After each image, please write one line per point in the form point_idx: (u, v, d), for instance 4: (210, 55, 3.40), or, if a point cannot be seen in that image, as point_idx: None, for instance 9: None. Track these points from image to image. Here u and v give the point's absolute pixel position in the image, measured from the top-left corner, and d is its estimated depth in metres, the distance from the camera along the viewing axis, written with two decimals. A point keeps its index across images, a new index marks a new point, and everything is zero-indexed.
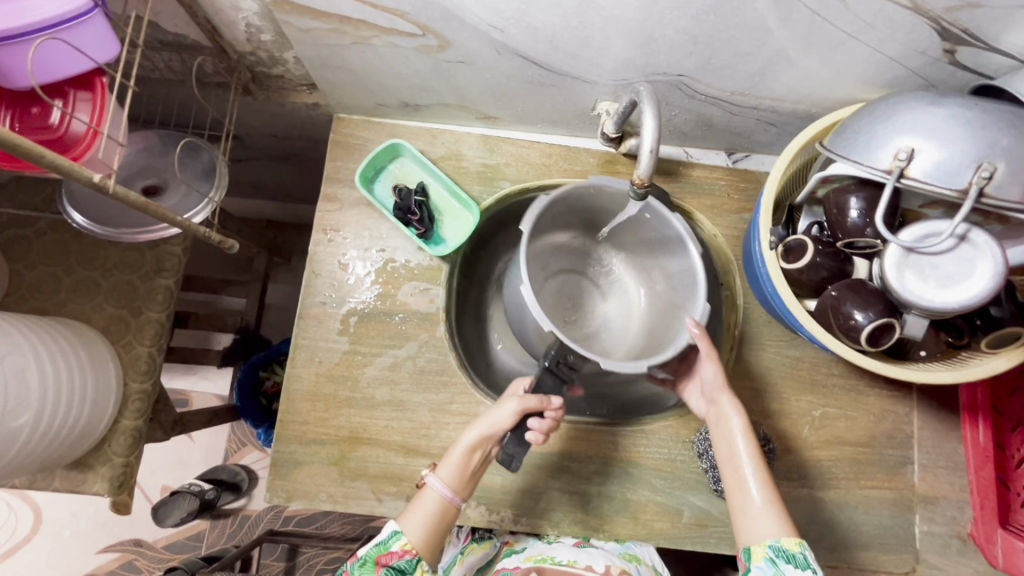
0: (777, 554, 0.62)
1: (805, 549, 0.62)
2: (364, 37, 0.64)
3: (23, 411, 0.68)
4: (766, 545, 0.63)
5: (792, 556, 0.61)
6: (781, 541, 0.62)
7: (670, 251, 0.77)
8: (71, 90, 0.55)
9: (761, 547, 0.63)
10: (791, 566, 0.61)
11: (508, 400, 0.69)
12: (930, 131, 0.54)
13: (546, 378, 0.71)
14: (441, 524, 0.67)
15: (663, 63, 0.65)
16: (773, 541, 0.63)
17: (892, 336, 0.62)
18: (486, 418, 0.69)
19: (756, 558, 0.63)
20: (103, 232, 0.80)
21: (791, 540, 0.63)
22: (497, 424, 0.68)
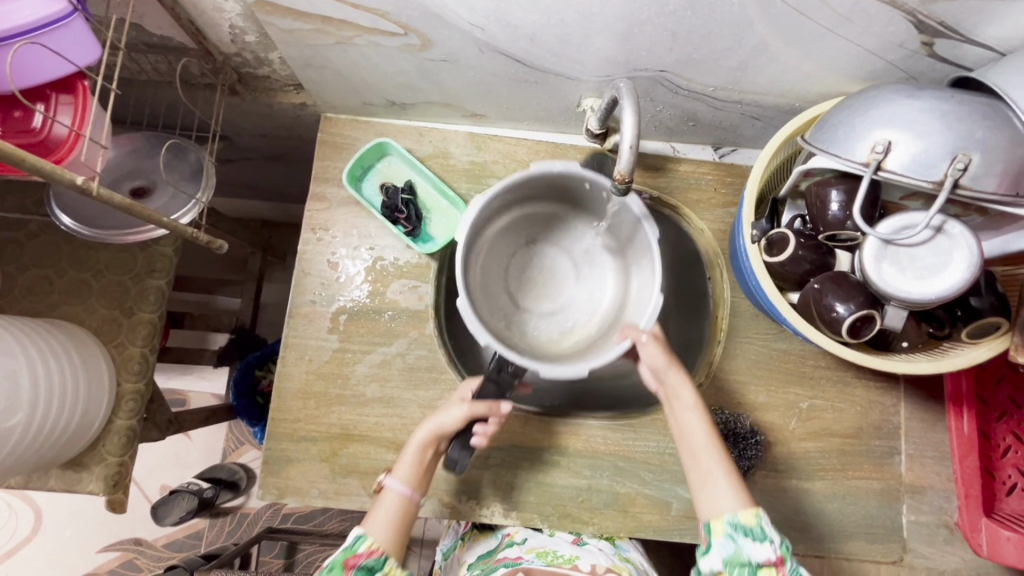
0: (736, 530, 0.62)
1: (762, 519, 0.62)
2: (347, 37, 0.65)
3: (15, 411, 0.68)
4: (725, 521, 0.63)
5: (749, 529, 0.62)
6: (739, 515, 0.63)
7: (640, 240, 0.76)
8: (52, 93, 0.56)
9: (721, 524, 0.63)
10: (750, 539, 0.62)
11: (456, 403, 0.72)
12: (906, 123, 0.54)
13: (488, 385, 0.72)
14: (402, 522, 0.69)
15: (644, 59, 0.66)
16: (730, 516, 0.63)
17: (872, 327, 0.62)
18: (438, 419, 0.71)
19: (716, 535, 0.63)
20: (90, 233, 0.80)
21: (748, 512, 0.63)
22: (447, 425, 0.71)
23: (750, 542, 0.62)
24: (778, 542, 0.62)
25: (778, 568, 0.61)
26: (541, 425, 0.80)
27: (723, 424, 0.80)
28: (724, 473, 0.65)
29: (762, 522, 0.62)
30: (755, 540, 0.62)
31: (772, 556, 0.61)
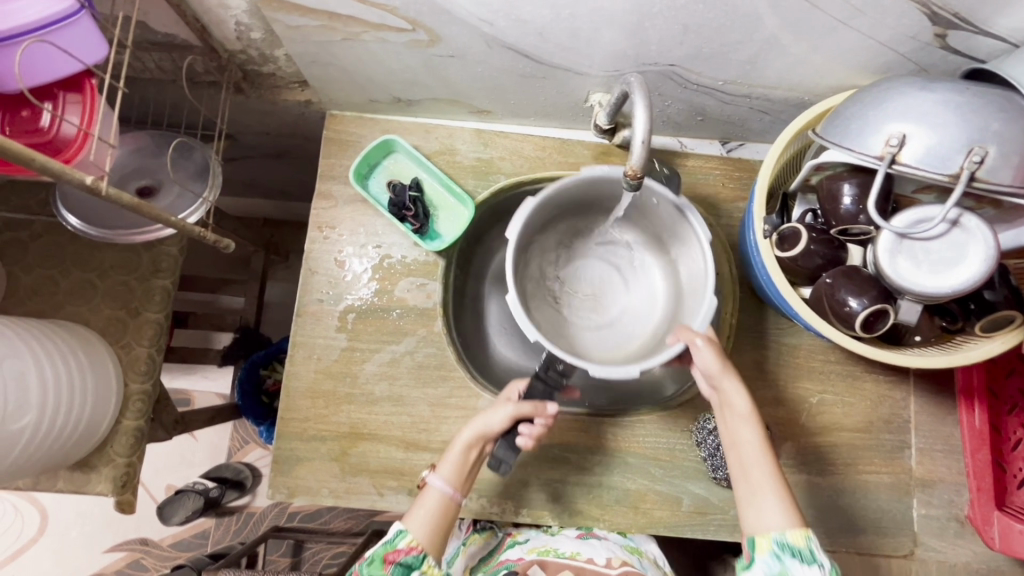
0: (782, 549, 0.60)
1: (812, 542, 0.59)
2: (354, 33, 0.64)
3: (24, 413, 0.68)
4: (771, 539, 0.61)
5: (798, 551, 0.59)
6: (787, 535, 0.60)
7: (691, 247, 0.74)
8: (60, 92, 0.55)
9: (766, 541, 0.61)
10: (797, 561, 0.59)
11: (503, 403, 0.71)
12: (921, 116, 0.54)
13: (536, 385, 0.74)
14: (444, 522, 0.68)
15: (654, 53, 0.65)
16: (778, 535, 0.61)
17: (886, 321, 0.62)
18: (485, 417, 0.71)
19: (761, 551, 0.61)
20: (97, 233, 0.79)
21: (797, 532, 0.61)
22: (495, 423, 0.70)
23: (797, 565, 0.59)
24: (827, 567, 0.59)
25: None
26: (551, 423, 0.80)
27: None
28: (773, 488, 0.63)
29: (813, 544, 0.59)
30: (802, 563, 0.59)
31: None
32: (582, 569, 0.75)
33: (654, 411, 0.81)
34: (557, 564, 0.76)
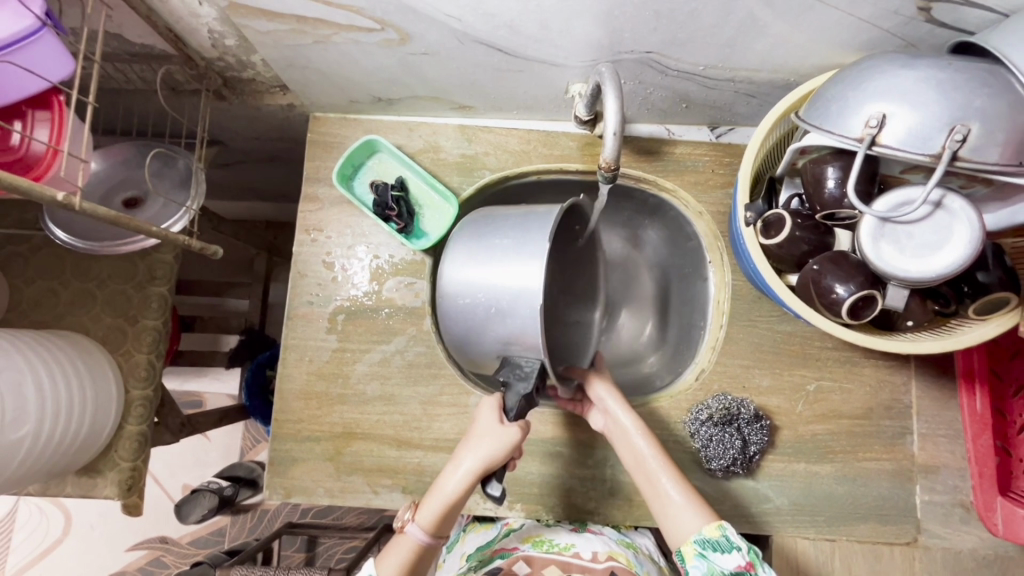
0: (703, 547, 0.61)
1: (726, 530, 0.61)
2: (325, 35, 0.64)
3: (23, 423, 0.70)
4: (692, 542, 0.62)
5: (716, 543, 0.61)
6: (704, 531, 0.62)
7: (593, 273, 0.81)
8: (29, 110, 0.56)
9: (689, 545, 0.62)
10: (719, 553, 0.60)
11: (502, 436, 0.65)
12: (901, 95, 0.52)
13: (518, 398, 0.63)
14: (423, 562, 0.67)
15: (629, 41, 0.64)
16: (696, 535, 0.62)
17: (874, 308, 0.61)
18: (486, 456, 0.66)
19: (688, 559, 0.62)
20: (85, 246, 0.82)
21: (713, 526, 0.62)
22: (499, 459, 0.66)
23: (719, 556, 0.60)
24: (746, 548, 0.60)
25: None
26: (542, 417, 0.80)
27: (729, 409, 0.78)
28: (690, 501, 0.66)
29: (727, 531, 0.61)
30: (722, 552, 0.60)
31: (741, 567, 0.59)
32: (569, 564, 0.72)
33: (646, 402, 0.81)
34: (542, 560, 0.73)
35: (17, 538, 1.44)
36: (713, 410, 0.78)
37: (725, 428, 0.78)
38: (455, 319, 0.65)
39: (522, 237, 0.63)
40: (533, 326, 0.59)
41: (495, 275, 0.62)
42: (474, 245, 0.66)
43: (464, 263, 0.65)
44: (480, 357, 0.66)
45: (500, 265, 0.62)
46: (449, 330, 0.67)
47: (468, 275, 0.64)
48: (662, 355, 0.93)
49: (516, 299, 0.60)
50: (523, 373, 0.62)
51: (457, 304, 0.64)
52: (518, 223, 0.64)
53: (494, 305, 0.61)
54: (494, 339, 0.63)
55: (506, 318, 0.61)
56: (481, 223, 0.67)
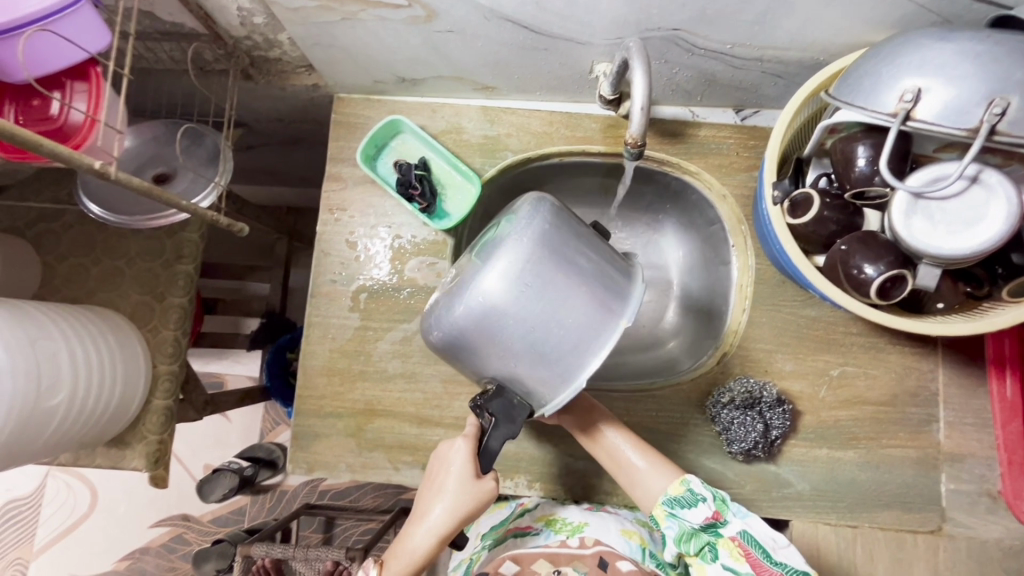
0: (673, 506, 0.68)
1: (688, 485, 0.68)
2: (352, 12, 0.64)
3: (58, 391, 0.71)
4: (662, 504, 0.69)
5: (681, 499, 0.68)
6: (669, 491, 0.69)
7: None
8: (68, 81, 0.58)
9: (659, 508, 0.69)
10: (686, 508, 0.67)
11: (473, 487, 0.64)
12: (938, 68, 0.51)
13: (495, 438, 0.61)
14: None
15: (656, 17, 0.63)
16: (664, 497, 0.69)
17: (903, 287, 0.60)
18: (456, 511, 0.64)
19: (661, 520, 0.68)
20: (117, 220, 0.83)
21: (676, 483, 0.69)
22: (469, 512, 0.65)
23: (687, 511, 0.67)
24: (710, 498, 0.67)
25: (735, 539, 0.67)
26: None
27: (749, 391, 0.77)
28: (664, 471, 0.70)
29: (691, 487, 0.68)
30: (689, 508, 0.67)
31: (709, 518, 0.67)
32: (557, 556, 0.74)
33: (666, 385, 0.81)
34: (530, 556, 0.75)
35: (46, 513, 1.48)
36: (733, 394, 0.78)
37: (747, 411, 0.77)
38: (479, 321, 0.58)
39: (598, 296, 0.60)
40: (567, 386, 0.59)
41: (555, 318, 0.58)
42: (543, 267, 0.59)
43: (520, 286, 0.58)
44: (476, 369, 0.62)
45: (565, 312, 0.58)
46: (457, 321, 0.59)
47: (524, 296, 0.57)
48: (682, 340, 0.92)
49: (568, 356, 0.59)
50: (511, 414, 0.60)
51: (495, 316, 0.58)
52: (595, 276, 0.61)
53: (538, 346, 0.58)
54: (511, 369, 0.60)
55: (545, 364, 0.59)
56: (554, 239, 0.60)
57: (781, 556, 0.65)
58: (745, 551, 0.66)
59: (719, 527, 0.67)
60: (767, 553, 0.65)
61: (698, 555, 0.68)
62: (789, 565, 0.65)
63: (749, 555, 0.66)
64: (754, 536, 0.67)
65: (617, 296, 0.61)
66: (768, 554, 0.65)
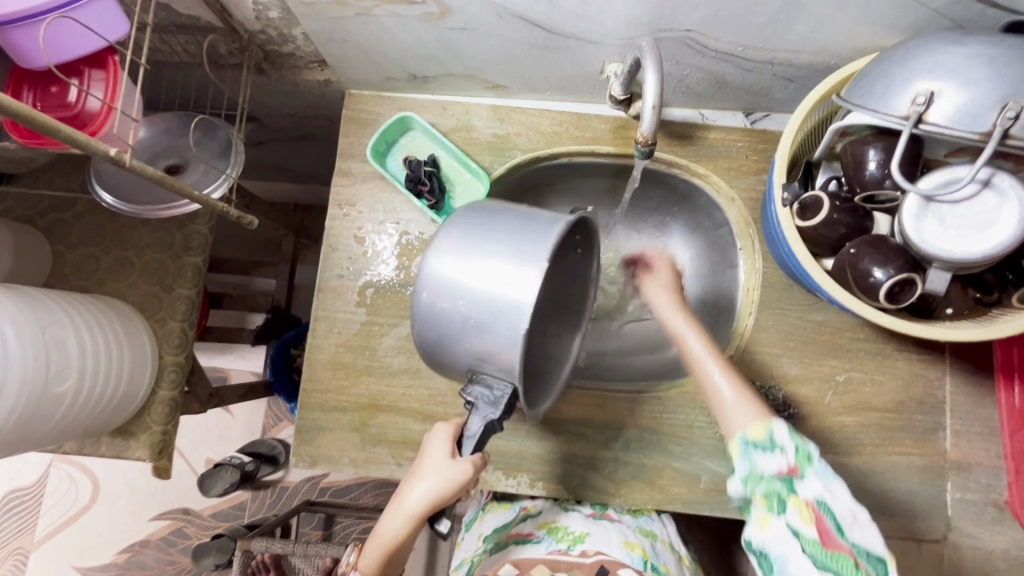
0: (748, 446, 0.60)
1: (772, 430, 0.59)
2: (366, 8, 0.65)
3: (65, 378, 0.72)
4: (737, 440, 0.61)
5: (758, 443, 0.59)
6: (749, 432, 0.60)
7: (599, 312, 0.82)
8: (87, 69, 0.59)
9: (735, 443, 0.61)
10: (762, 452, 0.59)
11: (449, 470, 0.58)
12: (950, 72, 0.51)
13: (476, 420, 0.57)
14: None
15: (669, 18, 0.64)
16: (741, 434, 0.60)
17: (913, 292, 0.59)
18: (430, 497, 0.58)
19: (733, 455, 0.61)
20: (130, 210, 0.82)
21: (760, 425, 0.60)
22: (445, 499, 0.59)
23: (762, 455, 0.59)
24: (791, 450, 0.58)
25: (806, 500, 0.56)
26: (565, 398, 0.80)
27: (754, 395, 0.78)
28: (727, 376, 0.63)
29: (774, 433, 0.59)
30: (766, 452, 0.59)
31: (784, 469, 0.58)
32: (558, 564, 0.72)
33: (671, 387, 0.80)
34: (529, 561, 0.73)
35: (48, 503, 1.48)
36: None
37: None
38: (428, 322, 0.56)
39: (519, 245, 0.54)
40: (514, 349, 0.52)
41: (479, 282, 0.53)
42: (454, 242, 0.56)
43: (439, 265, 0.55)
44: (449, 369, 0.59)
45: (485, 272, 0.53)
46: (418, 335, 0.58)
47: (443, 272, 0.55)
48: None
49: (501, 316, 0.52)
50: (493, 394, 0.56)
51: (433, 307, 0.55)
52: (516, 230, 0.55)
53: (473, 318, 0.53)
54: (469, 354, 0.55)
55: (485, 334, 0.53)
56: (470, 218, 0.58)
57: (857, 535, 0.55)
58: (816, 514, 0.56)
59: (793, 482, 0.58)
60: (841, 528, 0.55)
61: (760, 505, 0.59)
62: (860, 545, 0.55)
63: (821, 522, 0.56)
64: (832, 506, 0.56)
65: (540, 237, 0.54)
66: (843, 530, 0.55)
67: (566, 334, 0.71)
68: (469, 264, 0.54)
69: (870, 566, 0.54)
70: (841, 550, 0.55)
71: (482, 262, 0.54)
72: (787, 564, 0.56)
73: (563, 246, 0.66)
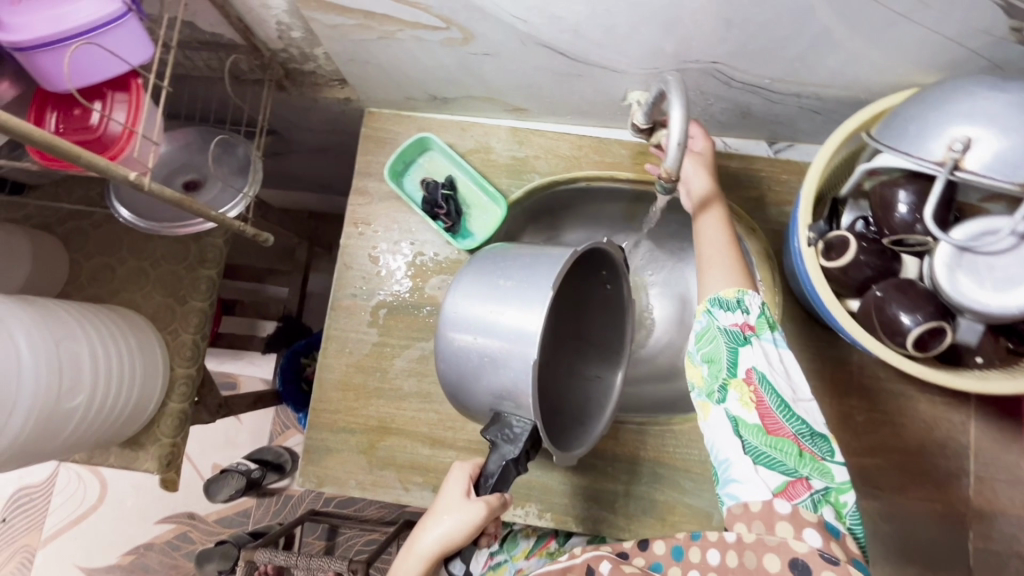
0: (714, 304, 0.59)
1: (743, 294, 0.58)
2: (389, 32, 0.64)
3: (77, 393, 0.72)
4: (706, 301, 0.60)
5: (725, 302, 0.58)
6: (720, 292, 0.59)
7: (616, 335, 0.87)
8: (109, 92, 0.60)
9: (701, 303, 0.60)
10: (724, 311, 0.58)
11: (464, 507, 0.56)
12: (989, 118, 0.49)
13: (494, 461, 0.57)
14: None
15: (696, 50, 0.62)
16: (712, 295, 0.59)
17: (941, 340, 0.58)
18: (445, 539, 0.56)
19: (695, 314, 0.60)
20: (146, 225, 0.83)
21: (731, 290, 0.59)
22: (459, 542, 0.57)
23: (722, 314, 0.58)
24: (754, 316, 0.58)
25: (750, 382, 0.55)
26: None
27: None
28: (724, 257, 0.62)
29: (744, 296, 0.58)
30: (726, 311, 0.58)
31: (739, 326, 0.57)
32: None
33: (686, 420, 0.78)
34: None
35: (55, 502, 1.49)
36: None
37: None
38: (451, 361, 0.59)
39: (528, 279, 0.56)
40: (526, 382, 0.54)
41: (495, 317, 0.56)
42: (471, 281, 0.60)
43: (457, 302, 0.59)
44: (472, 407, 0.60)
45: (500, 306, 0.56)
46: (447, 376, 0.60)
47: (462, 310, 0.58)
48: None
49: (512, 350, 0.54)
50: (511, 434, 0.56)
51: (455, 346, 0.58)
52: (527, 264, 0.58)
53: (488, 354, 0.56)
54: (486, 391, 0.57)
55: (499, 369, 0.55)
56: (488, 258, 0.61)
57: (799, 409, 0.55)
58: (757, 399, 0.55)
59: (741, 343, 0.57)
60: (785, 405, 0.54)
61: (702, 393, 0.58)
62: (803, 424, 0.54)
63: (761, 401, 0.55)
64: (773, 383, 0.55)
65: (549, 268, 0.56)
66: (785, 406, 0.55)
67: (604, 373, 0.70)
68: (485, 301, 0.57)
69: (813, 447, 0.54)
70: (784, 436, 0.54)
71: (494, 296, 0.57)
72: (727, 454, 0.56)
73: (591, 280, 0.69)
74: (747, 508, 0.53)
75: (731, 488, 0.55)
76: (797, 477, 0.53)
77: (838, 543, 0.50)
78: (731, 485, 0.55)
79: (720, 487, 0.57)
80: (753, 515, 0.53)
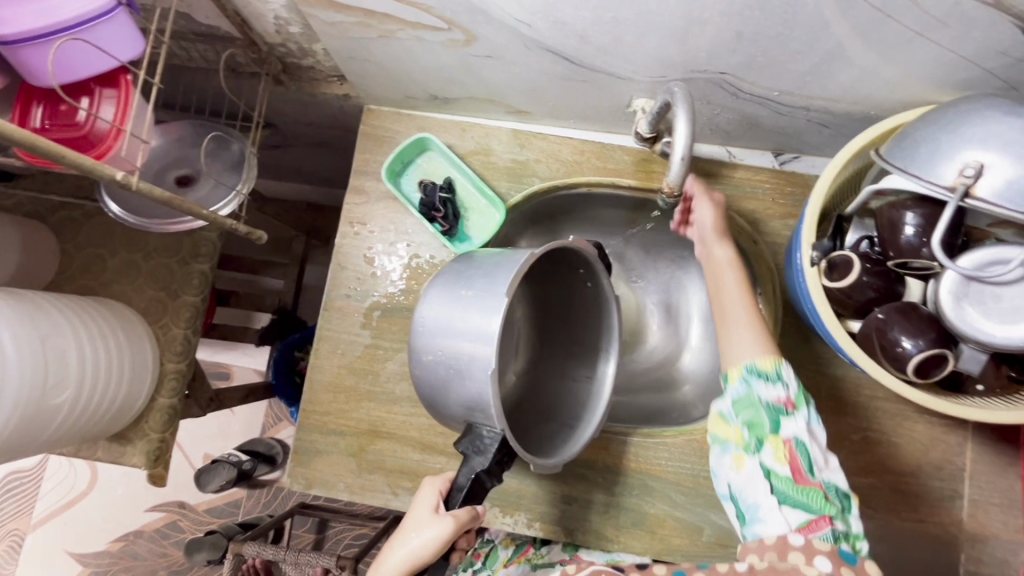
0: (752, 373, 0.57)
1: (781, 365, 0.57)
2: (389, 30, 0.63)
3: (64, 389, 0.70)
4: (743, 366, 0.58)
5: (764, 373, 0.57)
6: (756, 360, 0.58)
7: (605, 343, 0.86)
8: (97, 87, 0.59)
9: (737, 368, 0.59)
10: (763, 382, 0.57)
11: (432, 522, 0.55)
12: (1005, 144, 0.48)
13: (462, 474, 0.56)
14: None
15: (704, 60, 0.61)
16: (748, 362, 0.58)
17: (942, 368, 0.57)
18: (412, 556, 0.55)
19: (732, 379, 0.58)
20: (136, 221, 0.82)
21: (767, 359, 0.58)
22: (426, 559, 0.56)
23: (762, 385, 0.57)
24: (794, 390, 0.57)
25: (787, 443, 0.55)
26: None
27: None
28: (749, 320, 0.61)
29: (783, 369, 0.57)
30: (767, 383, 0.57)
31: (780, 400, 0.56)
32: None
33: (680, 433, 0.77)
34: None
35: (45, 487, 1.49)
36: None
37: None
38: (422, 372, 0.59)
39: (487, 287, 0.55)
40: (488, 393, 0.53)
41: (456, 327, 0.56)
42: (438, 291, 0.59)
43: (426, 313, 0.59)
44: (449, 417, 0.59)
45: (461, 316, 0.56)
46: (422, 387, 0.60)
47: (427, 321, 0.58)
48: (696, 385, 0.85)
49: (474, 358, 0.54)
50: (480, 447, 0.55)
51: (425, 358, 0.58)
52: (488, 271, 0.57)
53: (451, 363, 0.55)
54: (458, 402, 0.56)
55: (464, 379, 0.55)
56: (455, 267, 0.61)
57: (828, 476, 0.54)
58: (792, 456, 0.54)
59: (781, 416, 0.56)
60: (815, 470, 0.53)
61: (736, 447, 0.57)
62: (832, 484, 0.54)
63: (796, 463, 0.54)
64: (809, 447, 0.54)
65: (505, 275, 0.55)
66: (815, 470, 0.54)
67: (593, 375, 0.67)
68: (449, 309, 0.57)
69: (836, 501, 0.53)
70: (812, 485, 0.53)
71: (455, 305, 0.56)
72: (757, 504, 0.54)
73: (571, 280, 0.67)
74: (762, 542, 0.53)
75: (756, 527, 0.54)
76: (820, 514, 0.52)
77: (853, 570, 0.49)
78: (755, 525, 0.54)
79: (744, 526, 0.56)
80: (767, 548, 0.52)
